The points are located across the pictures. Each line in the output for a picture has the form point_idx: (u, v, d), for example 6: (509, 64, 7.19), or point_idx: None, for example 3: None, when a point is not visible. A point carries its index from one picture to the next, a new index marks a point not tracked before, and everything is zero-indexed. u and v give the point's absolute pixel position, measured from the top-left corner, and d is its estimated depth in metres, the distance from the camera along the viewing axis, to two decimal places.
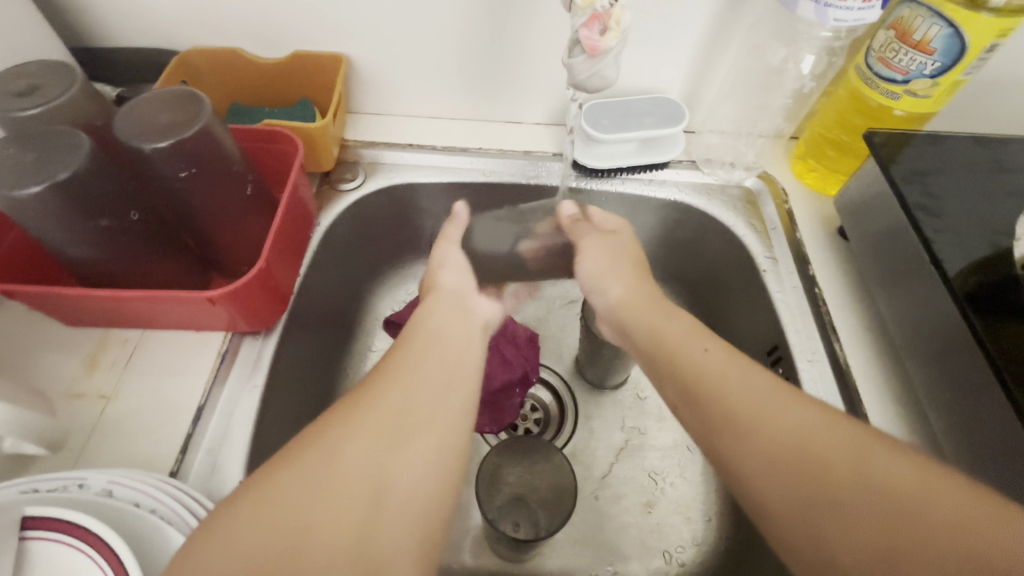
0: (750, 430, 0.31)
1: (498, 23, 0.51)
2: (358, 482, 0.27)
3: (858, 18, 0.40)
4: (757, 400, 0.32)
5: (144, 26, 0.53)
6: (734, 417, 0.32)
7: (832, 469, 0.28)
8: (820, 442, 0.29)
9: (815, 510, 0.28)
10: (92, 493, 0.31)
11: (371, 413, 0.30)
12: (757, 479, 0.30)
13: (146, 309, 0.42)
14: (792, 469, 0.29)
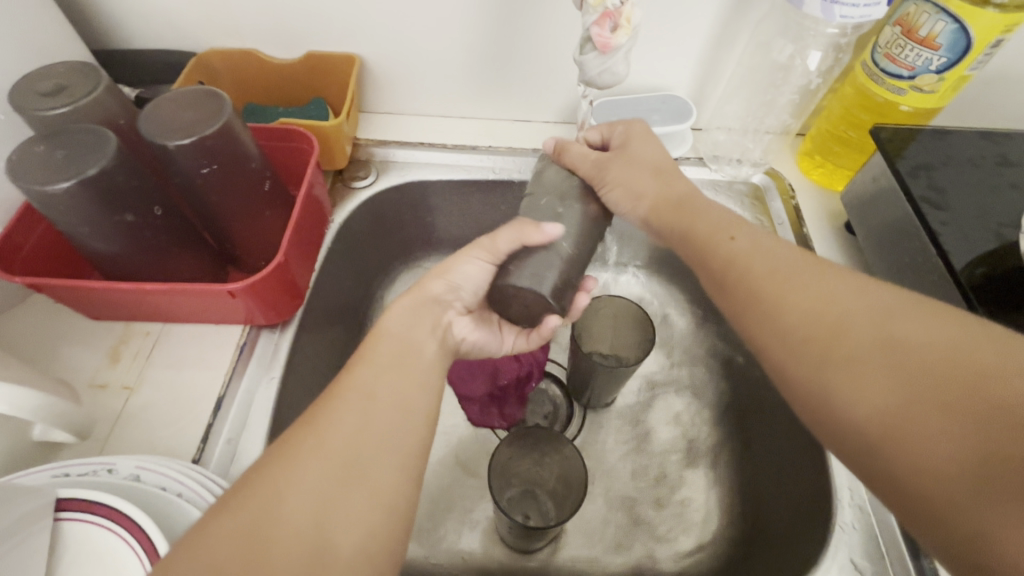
0: (783, 308, 0.33)
1: (508, 22, 0.52)
2: (305, 512, 0.27)
3: (864, 14, 0.41)
4: (793, 278, 0.34)
5: (163, 29, 0.55)
6: (773, 295, 0.34)
7: (860, 333, 0.31)
8: (851, 310, 0.32)
9: (843, 368, 0.30)
10: (120, 477, 0.33)
11: (320, 439, 0.29)
12: (790, 351, 0.32)
13: (167, 302, 0.43)
14: (821, 337, 0.32)
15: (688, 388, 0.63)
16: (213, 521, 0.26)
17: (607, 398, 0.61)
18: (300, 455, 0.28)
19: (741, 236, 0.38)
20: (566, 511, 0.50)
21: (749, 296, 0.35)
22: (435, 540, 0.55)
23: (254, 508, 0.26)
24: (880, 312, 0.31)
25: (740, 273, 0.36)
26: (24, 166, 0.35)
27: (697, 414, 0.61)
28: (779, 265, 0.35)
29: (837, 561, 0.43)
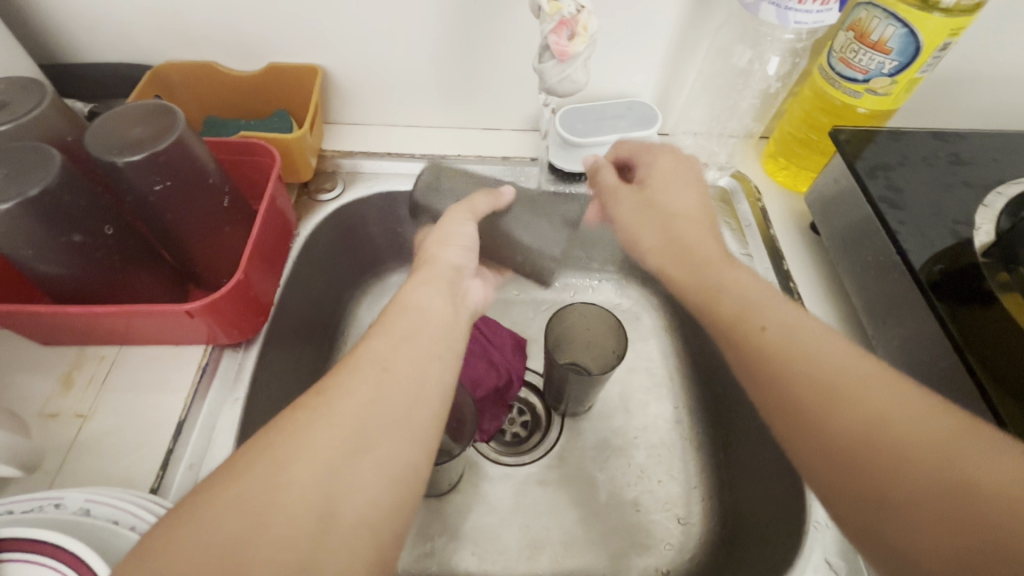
0: (829, 436, 0.30)
1: (472, 30, 0.52)
2: (310, 484, 0.27)
3: (817, 20, 0.42)
4: (840, 387, 0.31)
5: (116, 42, 0.53)
6: (808, 412, 0.31)
7: (916, 460, 0.27)
8: (901, 433, 0.28)
9: (897, 500, 0.27)
10: (69, 513, 0.31)
11: (327, 417, 0.29)
12: (839, 485, 0.29)
13: (122, 324, 0.42)
14: (863, 461, 0.29)
15: (663, 392, 0.63)
16: (223, 481, 0.26)
17: (585, 405, 0.61)
18: (290, 438, 0.28)
19: (773, 324, 0.35)
20: (467, 425, 0.54)
21: (786, 416, 0.32)
22: (412, 555, 0.54)
23: (253, 493, 0.26)
24: (929, 440, 0.28)
25: (776, 382, 0.33)
26: None
27: (673, 416, 0.62)
28: (824, 374, 0.31)
29: (812, 559, 0.43)
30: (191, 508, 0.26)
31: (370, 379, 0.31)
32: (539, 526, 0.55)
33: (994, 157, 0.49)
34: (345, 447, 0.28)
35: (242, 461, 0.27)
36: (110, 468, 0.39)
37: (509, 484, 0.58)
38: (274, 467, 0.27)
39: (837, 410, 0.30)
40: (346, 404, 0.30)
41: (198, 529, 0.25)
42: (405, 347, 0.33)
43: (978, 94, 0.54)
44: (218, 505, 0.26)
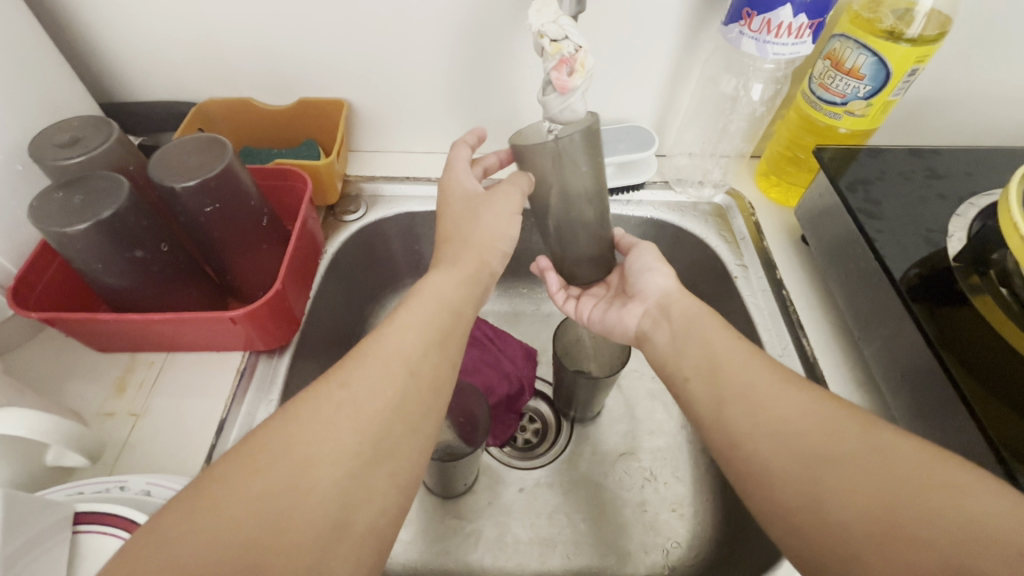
0: (797, 438, 0.34)
1: (481, 65, 0.57)
2: (336, 473, 0.31)
3: (793, 51, 0.47)
4: (794, 395, 0.36)
5: (166, 82, 0.60)
6: (770, 414, 0.35)
7: (865, 470, 0.31)
8: (842, 431, 0.33)
9: (840, 499, 0.30)
10: (133, 493, 0.35)
11: (355, 413, 0.33)
12: (790, 475, 0.32)
13: (172, 331, 0.46)
14: (815, 453, 0.32)
15: (667, 397, 0.66)
16: (276, 451, 0.31)
17: (593, 410, 0.64)
18: (315, 427, 0.32)
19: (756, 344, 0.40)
20: (482, 425, 0.58)
21: (767, 422, 0.35)
22: (429, 552, 0.57)
23: (285, 478, 0.30)
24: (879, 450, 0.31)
25: (760, 392, 0.37)
26: (43, 213, 0.38)
27: (677, 420, 0.65)
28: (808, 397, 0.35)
29: None
30: (233, 479, 0.30)
31: (398, 381, 0.35)
32: (550, 525, 0.58)
33: (966, 170, 0.52)
34: (362, 460, 0.32)
35: (285, 438, 0.32)
36: (162, 460, 0.44)
37: (520, 486, 0.61)
38: (312, 448, 0.32)
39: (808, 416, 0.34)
40: (372, 407, 0.34)
41: (248, 487, 0.29)
42: (430, 360, 0.37)
43: (952, 113, 0.58)
44: (257, 476, 0.30)
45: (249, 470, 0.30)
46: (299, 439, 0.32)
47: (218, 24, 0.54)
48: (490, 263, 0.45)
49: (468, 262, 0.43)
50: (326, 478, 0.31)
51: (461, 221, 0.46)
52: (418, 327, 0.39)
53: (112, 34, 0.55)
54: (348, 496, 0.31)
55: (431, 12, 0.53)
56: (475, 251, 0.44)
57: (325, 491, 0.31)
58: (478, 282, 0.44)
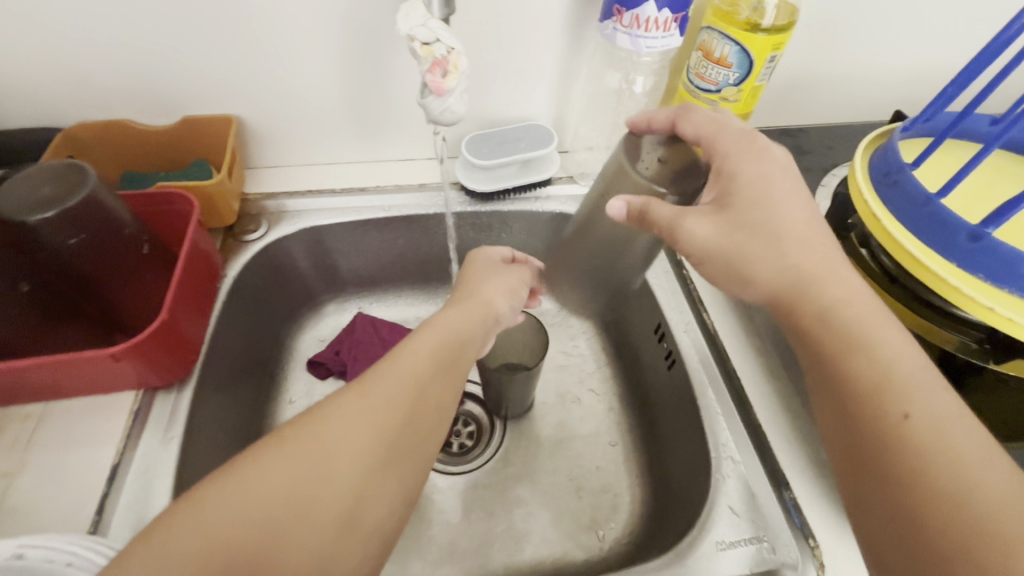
0: (866, 446, 0.34)
1: (372, 70, 0.56)
2: (332, 490, 0.31)
3: (663, 44, 0.50)
4: (901, 422, 0.33)
5: (26, 109, 0.55)
6: (855, 419, 0.35)
7: (933, 484, 0.31)
8: (928, 458, 0.31)
9: (905, 526, 0.31)
10: (3, 559, 0.32)
11: (352, 425, 0.33)
12: (864, 491, 0.34)
13: (47, 378, 0.43)
14: (882, 467, 0.33)
15: (593, 385, 0.69)
16: (264, 463, 0.31)
17: (525, 403, 0.65)
18: (310, 437, 0.32)
19: (904, 375, 0.34)
20: None
21: (844, 429, 0.36)
22: None
23: (302, 472, 0.31)
24: (956, 481, 0.30)
25: (847, 382, 0.35)
26: None
27: (605, 406, 0.67)
28: (908, 402, 0.34)
29: (720, 510, 0.45)
30: (263, 461, 0.31)
31: (404, 395, 0.35)
32: (487, 525, 0.59)
33: (828, 146, 0.58)
34: (361, 475, 0.32)
35: (279, 446, 0.32)
36: (45, 519, 0.40)
37: (456, 491, 0.61)
38: (304, 461, 0.31)
39: (883, 414, 0.34)
40: (370, 423, 0.34)
41: (235, 496, 0.29)
42: (437, 379, 0.38)
43: (817, 94, 0.64)
44: (246, 487, 0.30)
45: (239, 480, 0.30)
46: (289, 452, 0.31)
47: (75, 42, 0.50)
48: (497, 309, 0.45)
49: (476, 301, 0.44)
50: (321, 496, 0.31)
51: (472, 278, 0.47)
52: (421, 355, 0.38)
53: None
54: (346, 518, 0.31)
55: (310, 19, 0.52)
56: (482, 301, 0.44)
57: (320, 511, 0.30)
58: (481, 316, 0.43)
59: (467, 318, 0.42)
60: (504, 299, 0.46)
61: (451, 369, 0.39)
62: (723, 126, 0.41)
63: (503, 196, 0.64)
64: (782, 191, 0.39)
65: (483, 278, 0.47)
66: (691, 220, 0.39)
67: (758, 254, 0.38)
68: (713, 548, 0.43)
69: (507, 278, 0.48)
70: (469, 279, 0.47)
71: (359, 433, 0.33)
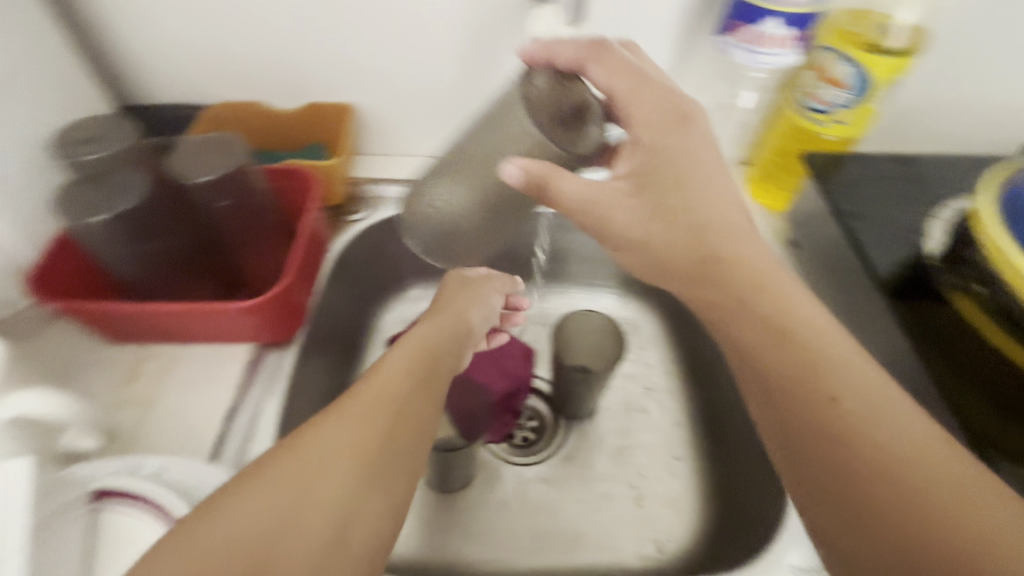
0: (830, 474, 0.32)
1: (484, 69, 0.60)
2: (320, 513, 0.28)
3: (779, 61, 0.49)
4: (859, 439, 0.32)
5: (180, 86, 0.62)
6: (810, 454, 0.33)
7: (894, 508, 0.30)
8: (889, 473, 0.31)
9: (885, 561, 0.30)
10: (148, 473, 0.36)
11: (330, 445, 0.31)
12: (835, 531, 0.32)
13: (183, 324, 0.48)
14: (852, 497, 0.31)
15: (661, 396, 0.68)
16: (238, 500, 0.28)
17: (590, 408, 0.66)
18: (289, 465, 0.30)
19: (838, 384, 0.34)
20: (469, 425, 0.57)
21: (806, 457, 0.34)
22: (430, 543, 0.58)
23: (283, 500, 0.28)
24: (922, 490, 0.30)
25: (793, 404, 0.35)
26: (66, 206, 0.40)
27: (672, 418, 0.67)
28: (857, 404, 0.33)
29: (794, 534, 0.45)
30: (237, 490, 0.29)
31: (384, 410, 0.33)
32: (546, 519, 0.60)
33: (946, 177, 0.57)
34: (348, 494, 0.29)
35: (256, 480, 0.29)
36: (170, 447, 0.45)
37: (519, 481, 0.63)
38: (284, 490, 0.28)
39: (834, 432, 0.33)
40: (349, 439, 0.31)
41: (213, 538, 0.26)
42: (419, 394, 0.35)
43: (936, 122, 0.61)
44: (223, 524, 0.27)
45: (214, 524, 0.27)
46: (270, 482, 0.29)
47: (232, 28, 0.57)
48: (470, 321, 0.44)
49: (448, 314, 0.43)
50: (308, 523, 0.28)
51: (452, 294, 0.46)
52: (400, 366, 0.36)
53: (130, 37, 0.57)
54: (338, 537, 0.28)
55: (439, 19, 0.56)
56: (455, 312, 0.43)
57: (309, 535, 0.28)
58: (455, 332, 0.42)
59: (439, 330, 0.41)
60: (483, 313, 0.46)
61: (433, 380, 0.36)
62: (637, 80, 0.43)
63: None
64: (717, 183, 0.42)
65: (458, 292, 0.46)
66: (619, 214, 0.42)
67: (715, 276, 0.40)
68: (785, 570, 0.43)
69: (489, 292, 0.48)
70: (450, 292, 0.46)
71: (339, 453, 0.30)
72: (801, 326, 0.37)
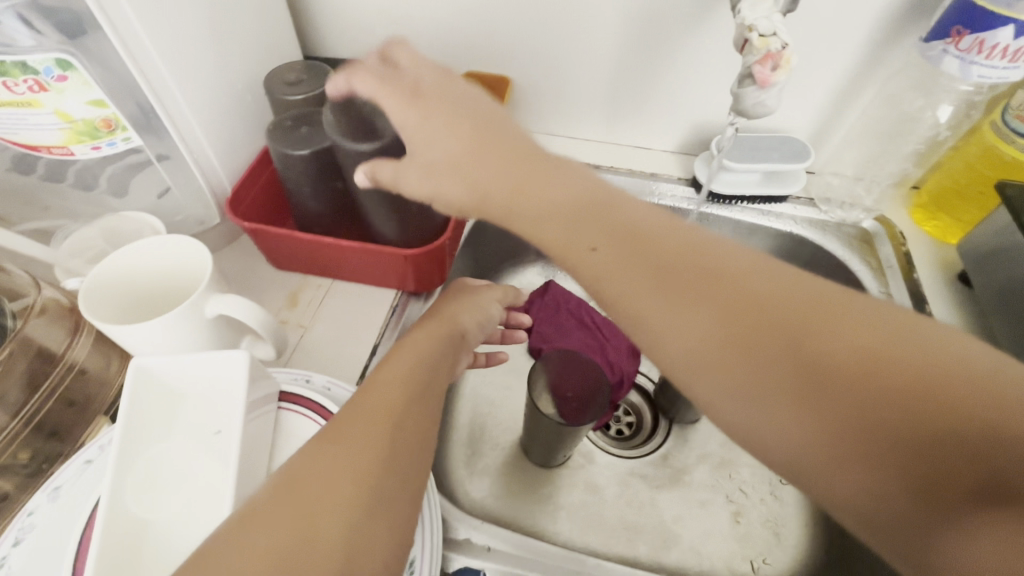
0: (803, 391, 0.28)
1: (651, 55, 0.59)
2: (337, 534, 0.28)
3: (1000, 76, 0.45)
4: (820, 344, 0.28)
5: (358, 43, 0.66)
6: (760, 361, 0.29)
7: (896, 413, 0.26)
8: (886, 374, 0.27)
9: (890, 476, 0.26)
10: (318, 386, 0.40)
11: (340, 466, 0.31)
12: (815, 459, 0.28)
13: (343, 261, 0.52)
14: (852, 414, 0.27)
15: None
16: (251, 528, 0.28)
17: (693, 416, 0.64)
18: (305, 488, 0.30)
19: (758, 278, 0.31)
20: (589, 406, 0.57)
21: (715, 387, 0.30)
22: (522, 511, 0.59)
23: (296, 527, 0.28)
24: (924, 384, 0.26)
25: (712, 298, 0.31)
26: (278, 136, 0.45)
27: None
28: (757, 292, 0.30)
29: None
30: (238, 532, 0.28)
31: (381, 430, 0.33)
32: (639, 514, 0.59)
33: None
34: (360, 513, 0.30)
35: (271, 508, 0.29)
36: (322, 369, 0.49)
37: (615, 470, 0.63)
38: (300, 517, 0.29)
39: (784, 331, 0.29)
40: (358, 454, 0.32)
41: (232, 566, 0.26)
42: (413, 409, 0.36)
43: None
44: (249, 550, 0.27)
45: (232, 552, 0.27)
46: (287, 509, 0.29)
47: None
48: (464, 327, 0.46)
49: (441, 321, 0.45)
50: (321, 547, 0.28)
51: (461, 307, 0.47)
52: (390, 382, 0.37)
53: None
54: (347, 559, 0.28)
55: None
56: (448, 319, 0.45)
57: (323, 557, 0.28)
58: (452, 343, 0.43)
59: (444, 345, 0.42)
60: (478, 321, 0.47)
61: (416, 398, 0.37)
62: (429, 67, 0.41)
63: (737, 201, 0.63)
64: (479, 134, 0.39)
65: (449, 300, 0.48)
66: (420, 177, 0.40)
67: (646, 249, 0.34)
68: None
69: (474, 301, 0.49)
70: (442, 305, 0.47)
71: (341, 474, 0.31)
72: (622, 216, 0.35)
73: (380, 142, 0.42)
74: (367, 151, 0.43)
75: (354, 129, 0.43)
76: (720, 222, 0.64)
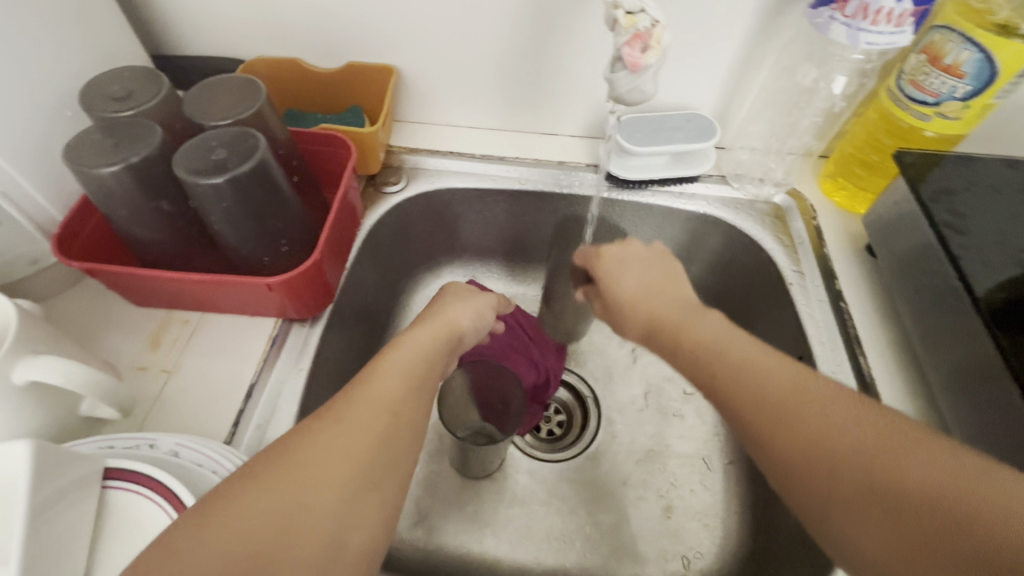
0: (813, 477, 0.31)
1: (539, 37, 0.54)
2: (327, 515, 0.28)
3: (889, 42, 0.42)
4: (822, 429, 0.31)
5: (217, 38, 0.58)
6: (785, 438, 0.32)
7: (908, 495, 0.28)
8: (902, 466, 0.29)
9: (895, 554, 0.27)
10: (162, 452, 0.35)
11: (340, 440, 0.30)
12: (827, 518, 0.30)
13: (205, 294, 0.46)
14: (861, 485, 0.29)
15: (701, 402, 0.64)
16: (237, 498, 0.27)
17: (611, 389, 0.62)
18: (310, 456, 0.29)
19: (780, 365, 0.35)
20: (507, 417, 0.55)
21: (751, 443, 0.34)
22: (447, 533, 0.56)
23: (286, 500, 0.28)
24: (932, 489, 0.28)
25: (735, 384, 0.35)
26: (77, 151, 0.38)
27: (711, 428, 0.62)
28: (771, 385, 0.34)
29: None
30: (241, 487, 0.28)
31: (381, 419, 0.32)
32: (568, 521, 0.57)
33: None
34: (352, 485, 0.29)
35: (269, 471, 0.29)
36: (189, 419, 0.43)
37: (542, 477, 0.60)
38: (300, 487, 0.28)
39: (803, 416, 0.32)
40: (359, 432, 0.31)
41: (221, 532, 0.26)
42: (413, 399, 0.35)
43: None
44: (247, 507, 0.27)
45: (227, 511, 0.27)
46: (286, 475, 0.28)
47: None
48: (463, 326, 0.44)
49: (439, 323, 0.42)
50: (312, 516, 0.28)
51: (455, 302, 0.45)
52: (395, 373, 0.35)
53: None
54: (335, 542, 0.28)
55: None
56: (447, 318, 0.42)
57: (312, 528, 0.27)
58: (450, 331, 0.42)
59: (439, 337, 0.40)
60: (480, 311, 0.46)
61: (418, 390, 0.35)
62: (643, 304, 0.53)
63: (645, 184, 0.60)
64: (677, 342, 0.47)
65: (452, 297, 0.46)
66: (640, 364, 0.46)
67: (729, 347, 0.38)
68: None
69: (473, 301, 0.46)
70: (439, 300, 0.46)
71: (336, 453, 0.30)
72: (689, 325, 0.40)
73: (232, 173, 0.38)
74: (221, 185, 0.38)
75: (198, 164, 0.38)
76: (631, 206, 0.62)
